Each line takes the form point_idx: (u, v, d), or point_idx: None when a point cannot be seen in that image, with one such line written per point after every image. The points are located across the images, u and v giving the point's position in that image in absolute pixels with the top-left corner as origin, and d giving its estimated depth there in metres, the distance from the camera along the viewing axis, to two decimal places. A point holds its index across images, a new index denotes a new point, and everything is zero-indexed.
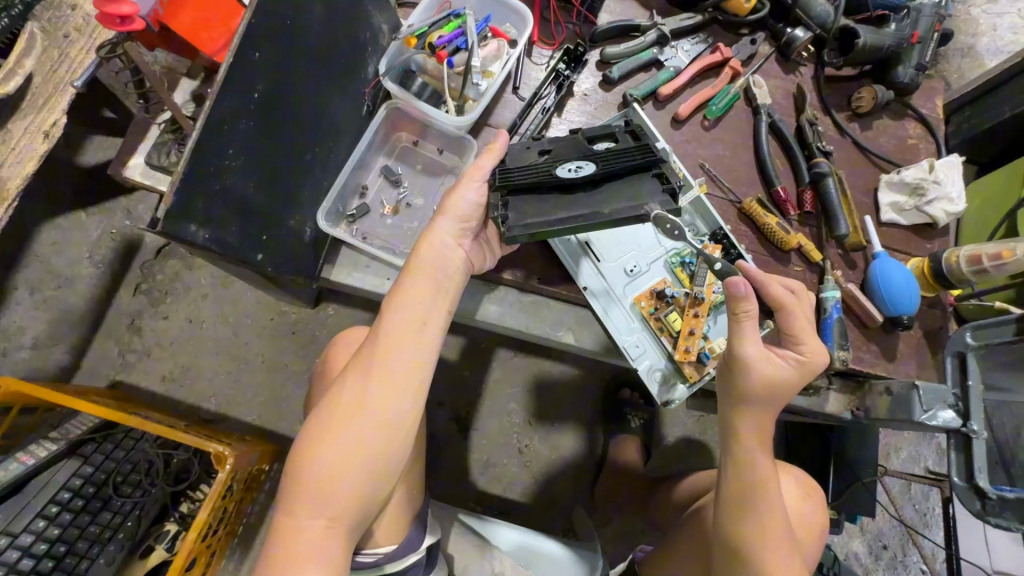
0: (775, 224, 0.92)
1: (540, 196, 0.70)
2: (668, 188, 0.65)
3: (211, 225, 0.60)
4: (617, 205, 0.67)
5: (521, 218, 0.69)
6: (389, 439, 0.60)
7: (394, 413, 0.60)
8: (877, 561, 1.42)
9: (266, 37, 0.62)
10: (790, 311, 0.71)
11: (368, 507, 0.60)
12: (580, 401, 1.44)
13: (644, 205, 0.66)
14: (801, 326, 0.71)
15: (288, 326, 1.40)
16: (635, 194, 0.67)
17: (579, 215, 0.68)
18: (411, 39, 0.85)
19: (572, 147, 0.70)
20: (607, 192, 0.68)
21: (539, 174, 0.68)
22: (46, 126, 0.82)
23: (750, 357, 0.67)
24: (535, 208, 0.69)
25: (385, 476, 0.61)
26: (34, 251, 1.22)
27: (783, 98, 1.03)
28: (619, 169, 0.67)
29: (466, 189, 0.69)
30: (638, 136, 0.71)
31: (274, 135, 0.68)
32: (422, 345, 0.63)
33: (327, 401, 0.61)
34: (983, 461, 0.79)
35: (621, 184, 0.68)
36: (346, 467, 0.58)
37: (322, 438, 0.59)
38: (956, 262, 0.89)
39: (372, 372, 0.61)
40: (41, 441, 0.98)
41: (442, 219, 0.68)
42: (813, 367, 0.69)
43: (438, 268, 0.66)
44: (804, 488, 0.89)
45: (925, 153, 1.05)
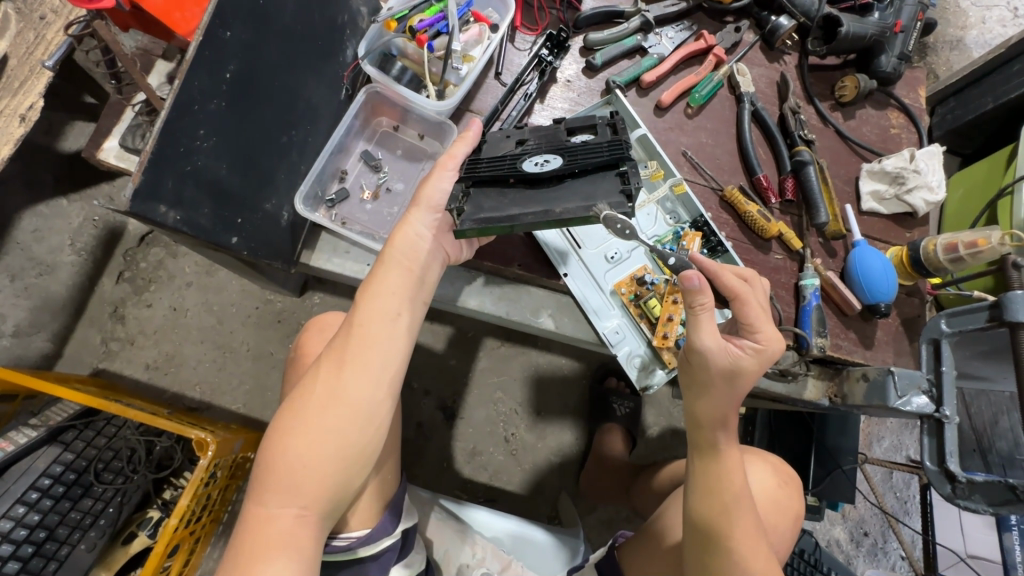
0: (756, 212, 0.92)
1: (503, 189, 0.70)
2: (625, 188, 0.65)
3: (182, 205, 0.60)
4: (575, 202, 0.67)
5: (479, 211, 0.69)
6: (362, 430, 0.60)
7: (367, 404, 0.60)
8: (858, 547, 1.45)
9: (236, 15, 0.61)
10: (745, 301, 0.70)
11: (341, 496, 0.61)
12: (566, 391, 1.45)
13: (596, 205, 0.65)
14: (756, 315, 0.70)
15: (274, 314, 1.39)
16: (595, 191, 0.67)
17: (541, 208, 0.68)
18: (391, 23, 0.84)
19: (545, 141, 0.71)
20: (569, 189, 0.68)
21: (506, 167, 0.69)
22: (22, 109, 0.81)
23: (707, 349, 0.67)
24: (493, 200, 0.70)
25: (357, 464, 0.61)
26: (15, 238, 1.14)
27: (766, 87, 1.03)
28: (579, 163, 0.66)
29: (439, 179, 0.68)
30: (609, 129, 0.69)
31: (249, 117, 0.67)
32: (395, 336, 0.63)
33: (299, 391, 0.61)
34: (955, 446, 0.80)
35: (586, 181, 0.68)
36: (318, 456, 0.58)
37: (293, 428, 0.59)
38: (934, 251, 0.90)
39: (344, 362, 0.61)
40: (21, 428, 0.98)
41: (417, 210, 0.67)
42: (768, 354, 0.69)
43: (413, 259, 0.66)
44: (780, 474, 0.90)
45: (906, 143, 1.06)
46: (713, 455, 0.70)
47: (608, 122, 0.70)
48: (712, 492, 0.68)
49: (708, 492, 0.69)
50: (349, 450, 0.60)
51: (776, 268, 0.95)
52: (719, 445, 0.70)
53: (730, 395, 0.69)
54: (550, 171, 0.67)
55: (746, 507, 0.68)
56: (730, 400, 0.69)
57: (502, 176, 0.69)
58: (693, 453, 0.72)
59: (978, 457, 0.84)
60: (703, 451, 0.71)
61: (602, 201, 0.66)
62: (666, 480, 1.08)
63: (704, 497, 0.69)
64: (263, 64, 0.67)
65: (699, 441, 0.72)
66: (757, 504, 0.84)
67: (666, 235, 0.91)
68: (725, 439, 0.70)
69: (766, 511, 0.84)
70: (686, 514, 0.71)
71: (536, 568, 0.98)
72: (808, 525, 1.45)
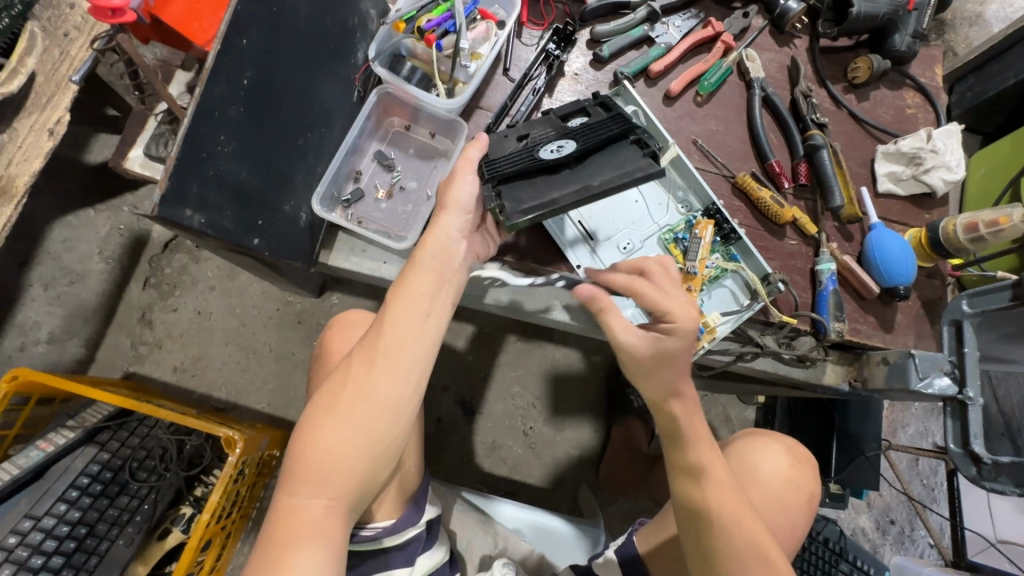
0: (770, 197, 0.92)
1: (530, 180, 0.72)
2: (647, 151, 0.71)
3: (207, 209, 0.62)
4: (606, 174, 0.71)
5: (519, 205, 0.70)
6: (391, 426, 0.62)
7: (395, 403, 0.62)
8: (884, 535, 1.43)
9: (253, 24, 0.63)
10: (640, 289, 0.66)
11: (367, 488, 0.62)
12: (583, 383, 1.46)
13: (631, 170, 0.71)
14: (658, 297, 0.65)
15: (294, 315, 1.43)
16: (620, 160, 0.72)
17: (576, 187, 0.71)
18: (399, 24, 0.85)
19: (551, 131, 0.76)
20: (596, 165, 0.72)
21: (526, 159, 0.72)
22: (50, 124, 0.85)
23: (630, 345, 0.65)
24: (528, 192, 0.71)
25: (384, 458, 0.62)
26: (45, 250, 1.23)
27: (777, 72, 1.02)
28: (593, 141, 0.72)
29: (465, 180, 0.68)
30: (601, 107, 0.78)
31: (267, 122, 0.69)
32: (425, 336, 0.64)
33: (331, 387, 0.63)
34: (980, 427, 0.78)
35: (606, 155, 0.73)
36: (348, 449, 0.60)
37: (323, 421, 0.61)
38: (954, 231, 0.89)
39: (374, 361, 0.62)
40: (59, 429, 1.02)
41: (447, 211, 0.68)
42: (685, 329, 0.63)
43: (443, 261, 0.66)
44: (794, 454, 0.88)
45: (923, 123, 1.04)
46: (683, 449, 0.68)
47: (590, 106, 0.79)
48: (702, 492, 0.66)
49: (693, 494, 0.67)
50: (377, 447, 0.62)
51: (791, 253, 0.94)
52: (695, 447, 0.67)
53: (669, 370, 0.65)
54: (569, 152, 0.71)
55: (736, 497, 0.66)
56: (675, 372, 0.65)
57: (530, 166, 0.71)
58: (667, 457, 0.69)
59: (1006, 440, 0.80)
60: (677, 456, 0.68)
61: (633, 165, 0.71)
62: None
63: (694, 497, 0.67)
64: (280, 69, 0.69)
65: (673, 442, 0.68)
66: (754, 489, 0.83)
67: (678, 223, 0.91)
68: (679, 410, 0.67)
69: (772, 493, 0.83)
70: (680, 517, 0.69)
71: (557, 556, 1.00)
72: (831, 513, 1.44)
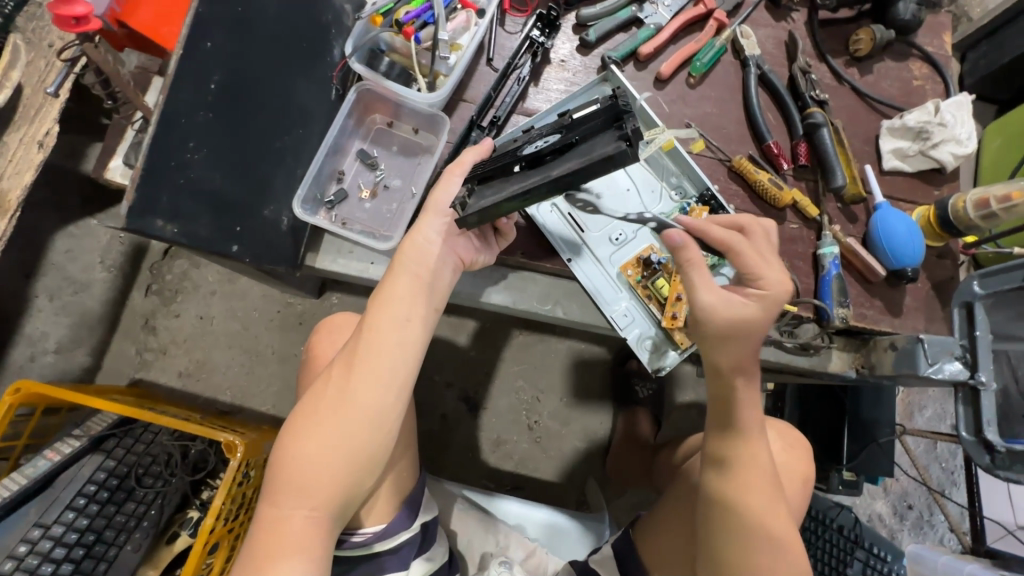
0: (767, 180, 0.89)
1: (505, 177, 0.67)
2: (621, 133, 0.59)
3: (179, 219, 0.63)
4: (571, 162, 0.62)
5: (480, 202, 0.67)
6: (372, 433, 0.62)
7: (376, 409, 0.62)
8: (902, 521, 1.41)
9: (215, 27, 0.64)
10: (737, 250, 0.66)
11: (351, 497, 0.62)
12: (588, 376, 1.44)
13: (593, 155, 0.59)
14: (753, 262, 0.65)
15: (296, 317, 1.43)
16: (592, 147, 0.61)
17: (535, 179, 0.64)
18: (377, 18, 0.82)
19: (547, 127, 0.68)
20: (569, 155, 0.63)
21: (506, 158, 0.67)
22: (40, 136, 0.85)
23: (707, 304, 0.62)
24: (494, 188, 0.67)
25: (367, 466, 0.62)
26: (50, 260, 1.24)
27: (774, 48, 0.98)
28: (569, 130, 0.63)
29: (447, 183, 0.69)
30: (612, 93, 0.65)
31: (239, 126, 0.68)
32: (405, 341, 0.64)
33: (311, 395, 0.63)
34: (993, 413, 0.75)
35: (585, 144, 0.62)
36: (329, 459, 0.60)
37: (304, 431, 0.61)
38: (963, 208, 0.85)
39: (354, 368, 0.62)
40: (66, 438, 1.04)
41: (426, 215, 0.68)
42: (773, 300, 0.63)
43: (422, 267, 0.67)
44: (789, 439, 0.84)
45: (932, 95, 0.99)
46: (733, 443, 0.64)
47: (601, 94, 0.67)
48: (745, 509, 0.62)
49: (739, 510, 0.62)
50: (359, 454, 0.61)
51: (792, 238, 0.91)
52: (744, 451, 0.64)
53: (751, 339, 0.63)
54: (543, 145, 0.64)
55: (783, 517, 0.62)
56: (752, 345, 0.63)
57: (504, 163, 0.66)
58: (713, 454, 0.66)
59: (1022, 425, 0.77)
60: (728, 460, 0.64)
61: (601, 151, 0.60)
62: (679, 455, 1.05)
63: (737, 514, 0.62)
64: (250, 71, 0.68)
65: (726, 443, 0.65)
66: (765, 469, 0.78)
67: (672, 212, 0.89)
68: (744, 386, 0.64)
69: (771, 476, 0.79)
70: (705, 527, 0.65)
71: (561, 553, 0.99)
72: (846, 499, 1.41)
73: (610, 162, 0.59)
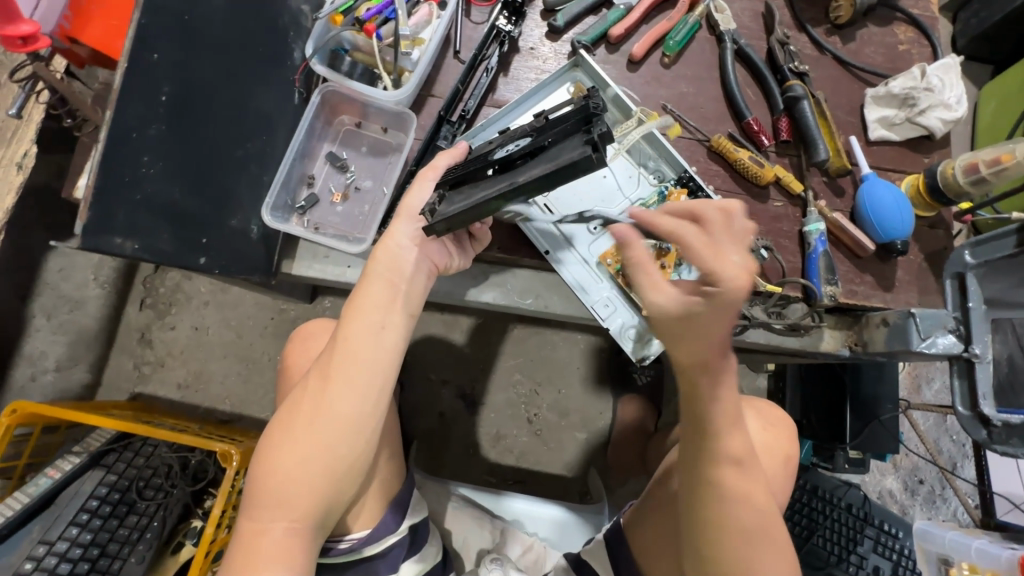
0: (747, 158, 0.86)
1: (476, 182, 0.64)
2: (589, 138, 0.57)
3: (139, 234, 0.61)
4: (539, 168, 0.60)
5: (450, 208, 0.64)
6: (350, 442, 0.61)
7: (353, 418, 0.61)
8: (913, 496, 1.39)
9: (161, 35, 0.61)
10: (686, 243, 0.48)
11: (332, 507, 0.62)
12: (586, 366, 1.43)
13: (562, 160, 0.58)
14: (706, 257, 0.47)
15: (290, 323, 1.43)
16: (561, 152, 0.59)
17: (502, 186, 0.61)
18: (336, 17, 0.80)
19: (519, 130, 0.66)
20: (539, 159, 0.61)
21: (480, 161, 0.65)
22: (18, 158, 0.85)
23: (661, 307, 0.50)
24: (464, 194, 0.64)
25: (346, 476, 0.61)
26: (44, 280, 1.26)
27: (751, 21, 0.95)
28: (542, 133, 0.61)
29: (420, 188, 0.68)
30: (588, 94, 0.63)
31: (195, 136, 0.67)
32: (381, 348, 0.63)
33: (289, 406, 0.63)
34: (989, 386, 0.73)
35: (554, 148, 0.60)
36: (307, 470, 0.60)
37: (281, 443, 0.61)
38: (952, 174, 0.82)
39: (330, 378, 0.61)
40: (65, 456, 1.05)
41: (399, 221, 0.67)
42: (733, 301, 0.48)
43: (395, 272, 0.66)
44: (768, 422, 0.81)
45: (918, 59, 0.96)
46: (715, 440, 0.59)
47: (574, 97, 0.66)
48: (739, 503, 0.59)
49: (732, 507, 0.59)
50: (337, 464, 0.61)
51: (776, 216, 0.88)
52: (732, 447, 0.59)
53: (704, 341, 0.52)
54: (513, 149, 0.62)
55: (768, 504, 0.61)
56: (710, 343, 0.52)
57: (476, 168, 0.64)
58: (696, 455, 0.60)
59: None
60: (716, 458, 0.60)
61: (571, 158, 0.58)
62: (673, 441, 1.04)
63: (729, 509, 0.59)
64: (205, 80, 0.67)
65: (708, 446, 0.59)
66: None
67: (650, 197, 0.86)
68: (708, 385, 0.57)
69: None
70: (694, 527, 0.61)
71: (560, 545, 0.98)
72: (855, 477, 1.39)
73: (576, 167, 0.58)
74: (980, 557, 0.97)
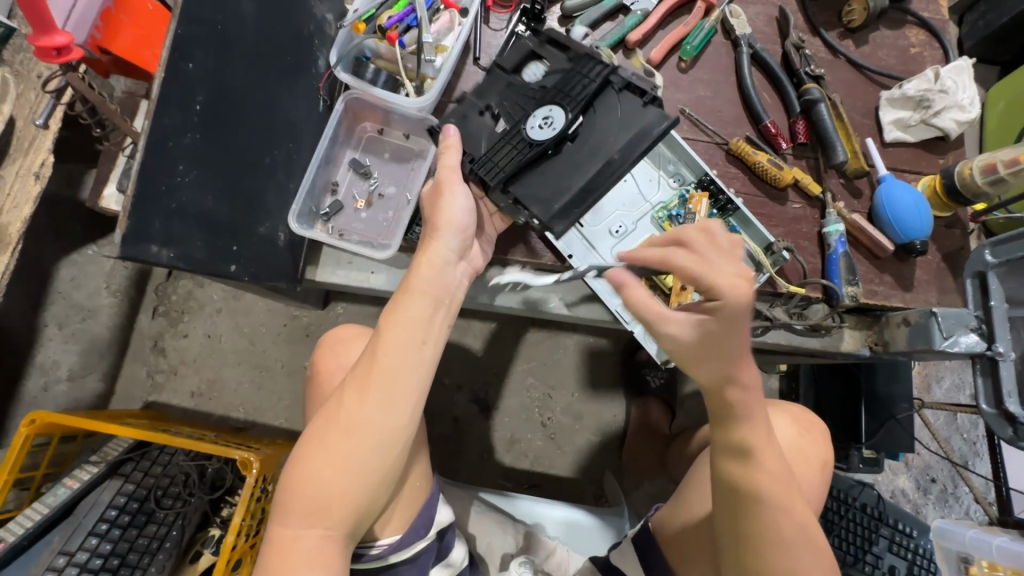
0: (767, 161, 0.87)
1: (543, 167, 0.76)
2: (639, 98, 0.75)
3: (174, 242, 0.61)
4: (610, 137, 0.75)
5: (545, 201, 0.74)
6: (384, 453, 0.61)
7: (388, 433, 0.61)
8: (926, 494, 1.40)
9: (196, 45, 0.61)
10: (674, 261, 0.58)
11: (364, 516, 0.62)
12: (599, 369, 1.44)
13: (631, 126, 0.75)
14: (699, 272, 0.56)
15: (302, 329, 1.43)
16: (618, 116, 0.75)
17: (585, 167, 0.75)
18: (359, 25, 0.80)
19: (530, 101, 0.77)
20: (592, 129, 0.76)
21: (526, 145, 0.74)
22: (35, 167, 0.85)
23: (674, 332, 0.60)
24: (544, 181, 0.75)
25: (380, 486, 0.62)
26: (56, 288, 1.21)
27: (765, 26, 0.96)
28: (576, 101, 0.74)
29: (455, 196, 0.68)
30: (562, 48, 0.79)
31: (227, 145, 0.67)
32: (419, 363, 0.62)
33: (324, 417, 0.62)
34: (1013, 384, 0.73)
35: (597, 115, 0.76)
36: (342, 482, 0.59)
37: (316, 455, 0.60)
38: (971, 175, 0.83)
39: (367, 391, 0.61)
40: (83, 466, 1.04)
41: (442, 233, 0.66)
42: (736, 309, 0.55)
43: (438, 286, 0.64)
44: (800, 422, 0.81)
45: (930, 61, 0.97)
46: (741, 437, 0.61)
47: (544, 59, 0.79)
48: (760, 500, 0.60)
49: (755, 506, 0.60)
50: (371, 475, 0.61)
51: (795, 218, 0.89)
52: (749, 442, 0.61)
53: (723, 356, 0.58)
54: (563, 125, 0.73)
55: (799, 497, 0.61)
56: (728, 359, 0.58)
57: (536, 151, 0.73)
58: (721, 452, 0.63)
59: None
60: (731, 453, 0.61)
61: (650, 120, 0.74)
62: (693, 443, 1.05)
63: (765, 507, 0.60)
64: (236, 88, 0.67)
65: (735, 442, 0.61)
66: None
67: (671, 200, 0.87)
68: (739, 400, 0.60)
69: None
70: (733, 529, 0.62)
71: (584, 550, 0.98)
72: (868, 477, 1.40)
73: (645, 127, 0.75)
74: (1002, 555, 0.97)
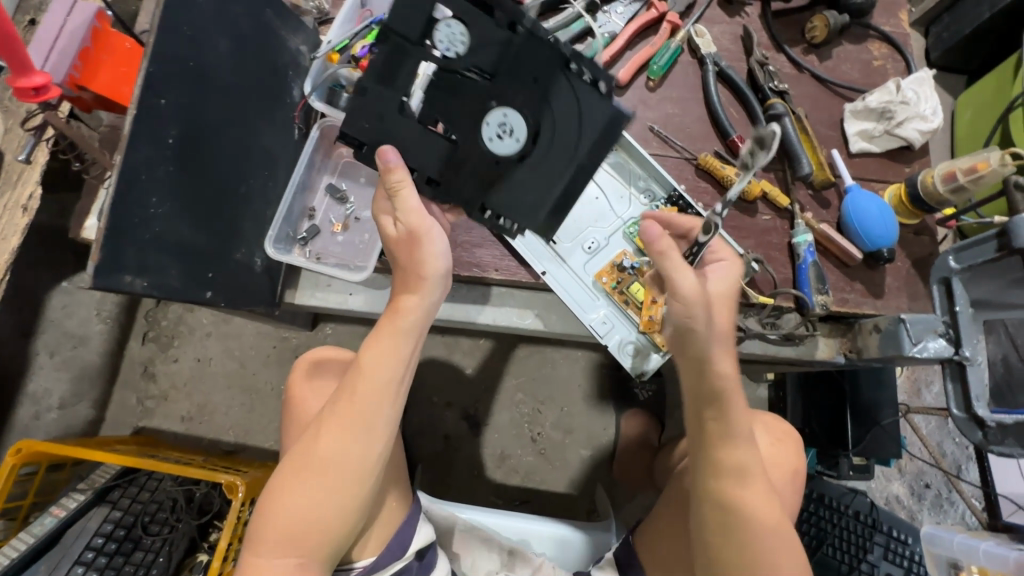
0: (735, 175, 0.89)
1: (506, 180, 0.66)
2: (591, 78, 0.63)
3: (148, 272, 0.63)
4: (571, 133, 0.65)
5: (525, 216, 0.68)
6: (358, 485, 0.62)
7: (364, 466, 0.62)
8: (921, 501, 1.39)
9: (168, 83, 0.64)
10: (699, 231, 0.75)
11: (338, 546, 0.63)
12: (588, 382, 1.44)
13: (594, 114, 0.64)
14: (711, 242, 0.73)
15: (292, 351, 1.44)
16: (572, 106, 0.64)
17: (555, 173, 0.66)
18: (332, 55, 0.83)
19: (463, 102, 0.63)
20: (550, 120, 0.64)
21: (481, 161, 0.64)
22: (23, 200, 0.87)
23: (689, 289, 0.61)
24: (515, 193, 0.66)
25: (354, 516, 0.63)
26: (48, 317, 1.23)
27: (730, 44, 0.98)
28: (527, 91, 0.63)
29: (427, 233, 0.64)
30: (482, 10, 0.60)
31: (202, 176, 0.70)
32: (394, 399, 0.63)
33: (300, 450, 0.62)
34: (980, 388, 0.75)
35: (547, 105, 0.64)
36: (317, 513, 0.60)
37: (290, 488, 0.61)
38: (932, 184, 0.84)
39: (343, 427, 0.61)
40: (70, 493, 1.05)
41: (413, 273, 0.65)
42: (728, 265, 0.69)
43: (412, 322, 0.64)
44: (773, 432, 0.82)
45: (893, 73, 1.00)
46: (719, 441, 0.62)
47: (456, 16, 0.60)
48: (751, 509, 0.60)
49: (754, 526, 0.60)
50: (345, 507, 0.62)
51: (766, 229, 0.91)
52: (739, 462, 0.61)
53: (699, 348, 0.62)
54: (516, 134, 0.63)
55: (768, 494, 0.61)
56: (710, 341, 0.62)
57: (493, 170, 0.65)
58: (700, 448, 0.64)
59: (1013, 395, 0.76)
60: (725, 468, 0.62)
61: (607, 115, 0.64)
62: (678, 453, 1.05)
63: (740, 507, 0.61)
64: (209, 121, 0.70)
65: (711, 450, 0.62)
66: None
67: (642, 216, 0.89)
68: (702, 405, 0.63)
69: None
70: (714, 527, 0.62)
71: (568, 564, 0.99)
72: (861, 484, 1.39)
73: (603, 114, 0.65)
74: (989, 559, 0.97)
